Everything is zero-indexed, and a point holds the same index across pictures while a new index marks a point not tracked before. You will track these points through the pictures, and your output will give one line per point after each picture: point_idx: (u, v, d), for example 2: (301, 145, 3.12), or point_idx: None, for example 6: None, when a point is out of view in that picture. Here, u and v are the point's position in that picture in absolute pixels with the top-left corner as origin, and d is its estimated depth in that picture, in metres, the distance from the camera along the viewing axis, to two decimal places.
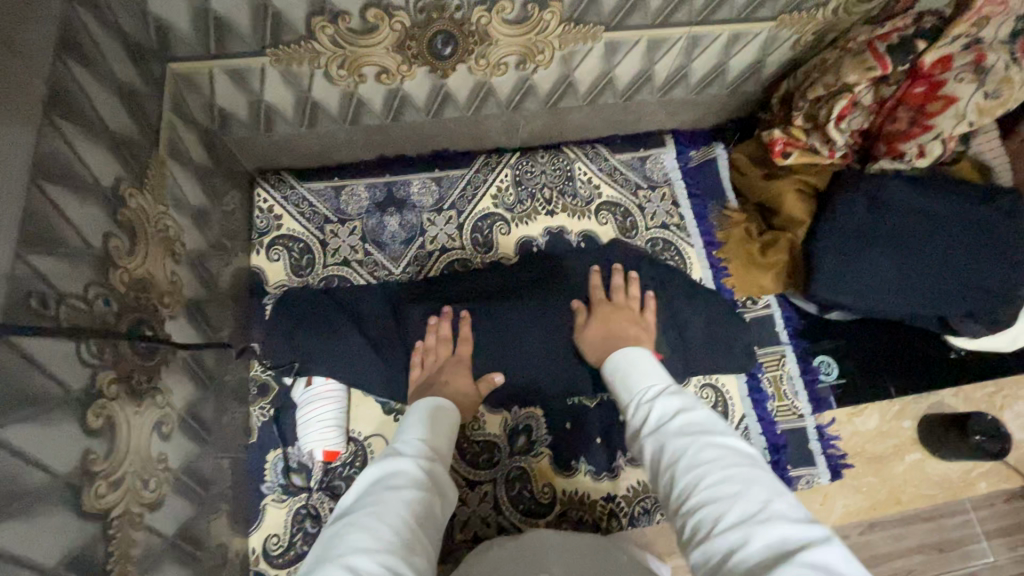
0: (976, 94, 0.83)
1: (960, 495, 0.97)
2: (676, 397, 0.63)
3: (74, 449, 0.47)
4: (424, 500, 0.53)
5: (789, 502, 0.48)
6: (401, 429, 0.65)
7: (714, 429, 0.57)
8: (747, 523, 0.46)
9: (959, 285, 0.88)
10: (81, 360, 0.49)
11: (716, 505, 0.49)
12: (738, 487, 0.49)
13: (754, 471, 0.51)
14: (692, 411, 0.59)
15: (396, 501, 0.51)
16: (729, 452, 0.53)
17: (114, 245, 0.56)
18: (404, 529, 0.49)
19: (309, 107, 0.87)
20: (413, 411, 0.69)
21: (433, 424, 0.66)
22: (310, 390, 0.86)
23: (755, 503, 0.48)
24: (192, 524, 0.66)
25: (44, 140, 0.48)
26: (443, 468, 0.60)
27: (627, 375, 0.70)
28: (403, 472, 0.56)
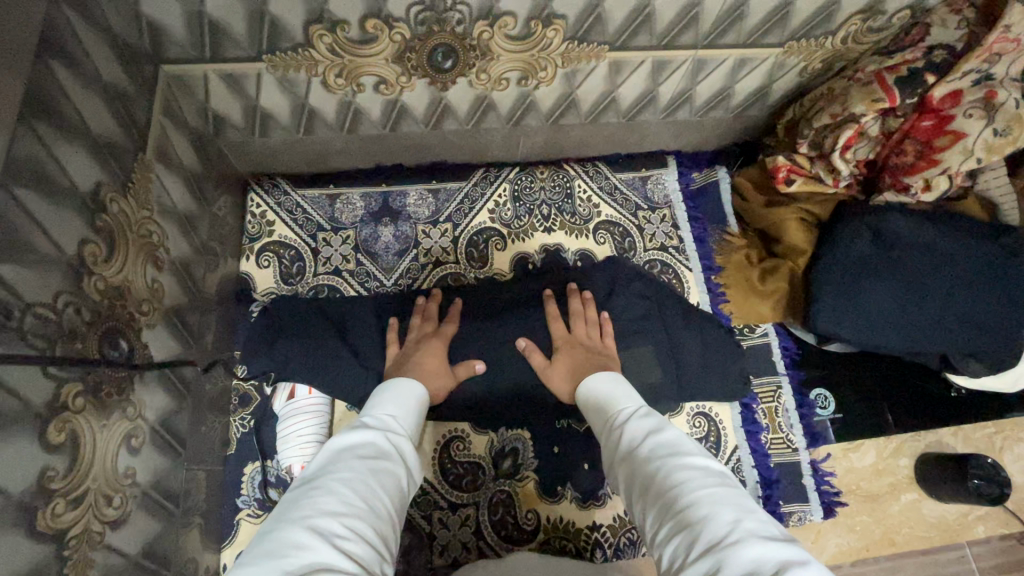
0: (986, 131, 0.80)
1: (956, 538, 0.94)
2: (647, 418, 0.63)
3: (31, 467, 0.45)
4: (391, 468, 0.55)
5: (761, 521, 0.47)
6: (375, 406, 0.67)
7: (686, 447, 0.57)
8: (717, 546, 0.44)
9: (962, 323, 0.87)
10: (45, 373, 0.47)
11: (688, 527, 0.48)
12: (708, 508, 0.48)
13: (725, 491, 0.50)
14: (662, 429, 0.60)
15: (366, 471, 0.53)
16: (700, 472, 0.53)
17: (91, 253, 0.55)
18: (373, 496, 0.51)
19: (305, 114, 0.85)
20: (386, 389, 0.71)
21: (405, 404, 0.68)
22: (292, 403, 0.83)
23: (726, 524, 0.46)
24: (160, 540, 0.64)
25: (18, 143, 0.46)
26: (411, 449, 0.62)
27: (601, 399, 0.71)
28: (374, 444, 0.57)
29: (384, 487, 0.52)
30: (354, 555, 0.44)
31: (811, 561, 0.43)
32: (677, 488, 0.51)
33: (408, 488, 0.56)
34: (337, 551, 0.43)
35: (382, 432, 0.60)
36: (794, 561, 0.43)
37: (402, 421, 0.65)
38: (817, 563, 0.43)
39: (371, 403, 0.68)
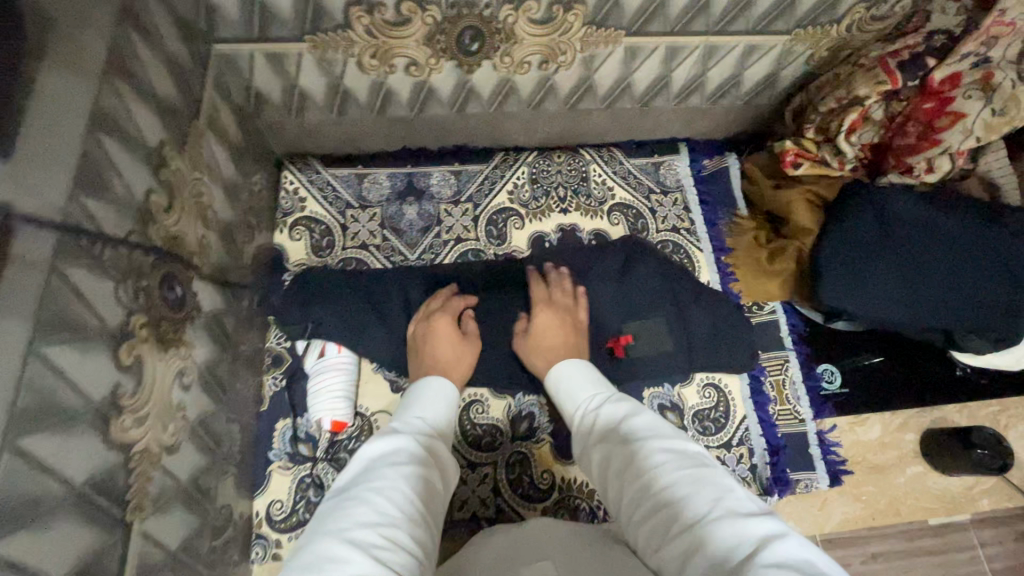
0: (984, 111, 0.84)
1: (961, 510, 0.96)
2: (622, 407, 0.68)
3: (107, 380, 0.51)
4: (423, 477, 0.59)
5: (738, 498, 0.52)
6: (406, 410, 0.71)
7: (664, 432, 0.62)
8: (701, 525, 0.50)
9: (965, 300, 0.90)
10: (119, 300, 0.53)
11: (671, 507, 0.53)
12: (688, 488, 0.54)
13: (703, 471, 0.55)
14: (641, 418, 0.64)
15: (394, 477, 0.57)
16: (681, 457, 0.58)
17: (155, 201, 0.60)
18: (403, 500, 0.55)
19: (340, 95, 0.91)
20: (422, 389, 0.75)
21: (437, 406, 0.72)
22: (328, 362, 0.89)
23: (706, 503, 0.52)
24: (203, 475, 0.69)
25: (104, 96, 0.53)
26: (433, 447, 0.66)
27: (573, 387, 0.75)
28: (400, 449, 0.61)
29: (415, 493, 0.56)
30: (393, 561, 0.48)
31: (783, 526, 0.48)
32: (658, 471, 0.57)
33: (435, 489, 0.60)
34: (373, 557, 0.47)
35: (405, 433, 0.64)
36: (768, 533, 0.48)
37: (422, 421, 0.68)
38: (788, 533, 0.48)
39: (404, 406, 0.72)
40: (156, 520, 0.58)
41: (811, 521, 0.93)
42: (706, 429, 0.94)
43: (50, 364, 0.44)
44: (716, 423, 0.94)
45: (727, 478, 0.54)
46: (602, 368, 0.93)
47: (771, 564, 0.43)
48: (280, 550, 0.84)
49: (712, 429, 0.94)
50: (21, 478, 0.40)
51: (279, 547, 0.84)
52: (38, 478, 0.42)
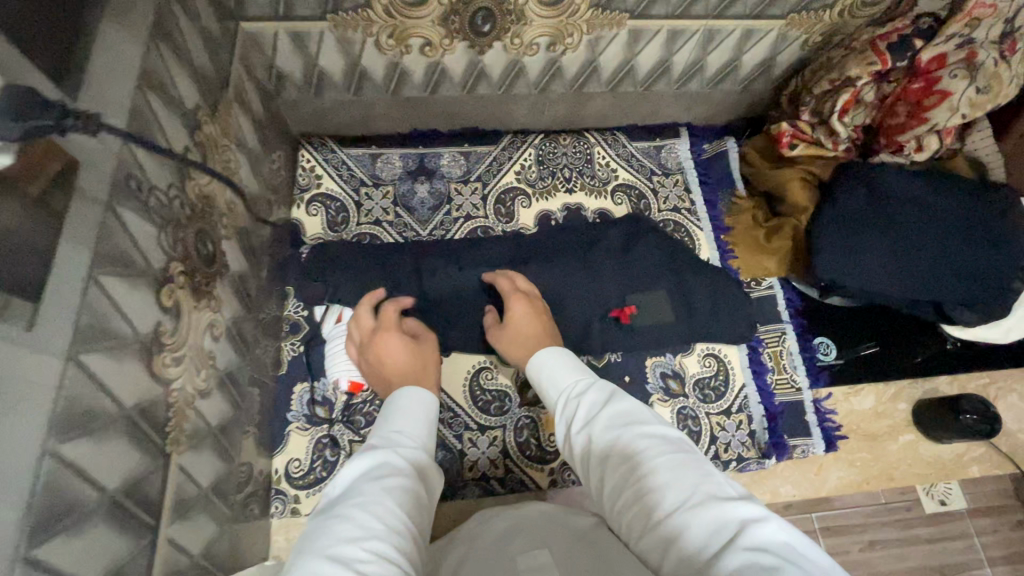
0: (969, 89, 0.89)
1: (951, 476, 1.00)
2: (601, 391, 0.65)
3: (151, 318, 0.55)
4: (408, 493, 0.55)
5: (719, 480, 0.52)
6: (384, 416, 0.66)
7: (645, 417, 0.60)
8: (685, 513, 0.49)
9: (954, 273, 0.94)
10: (160, 246, 0.57)
11: (654, 495, 0.51)
12: (671, 475, 0.52)
13: (686, 457, 0.54)
14: (621, 402, 0.62)
15: (377, 492, 0.53)
16: (661, 441, 0.56)
17: (191, 159, 0.65)
18: (389, 514, 0.51)
19: (357, 74, 0.96)
20: (399, 393, 0.70)
21: (422, 413, 0.67)
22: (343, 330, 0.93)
23: (689, 489, 0.50)
24: (229, 425, 0.73)
25: (150, 56, 0.57)
26: (415, 454, 0.61)
27: (551, 371, 0.72)
28: (382, 462, 0.57)
29: (400, 507, 0.52)
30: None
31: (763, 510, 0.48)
32: (641, 458, 0.55)
33: (418, 500, 0.56)
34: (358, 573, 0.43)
35: (385, 446, 0.60)
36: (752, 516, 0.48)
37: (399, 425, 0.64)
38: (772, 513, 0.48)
39: (382, 414, 0.67)
40: (190, 456, 0.61)
41: (808, 485, 0.96)
42: (707, 396, 0.97)
43: (107, 293, 0.47)
44: (716, 391, 0.97)
45: (707, 461, 0.53)
46: (607, 336, 0.97)
47: (757, 553, 0.43)
48: (299, 506, 0.87)
49: (713, 396, 0.97)
50: (84, 390, 0.44)
51: (297, 502, 0.87)
52: (95, 394, 0.45)
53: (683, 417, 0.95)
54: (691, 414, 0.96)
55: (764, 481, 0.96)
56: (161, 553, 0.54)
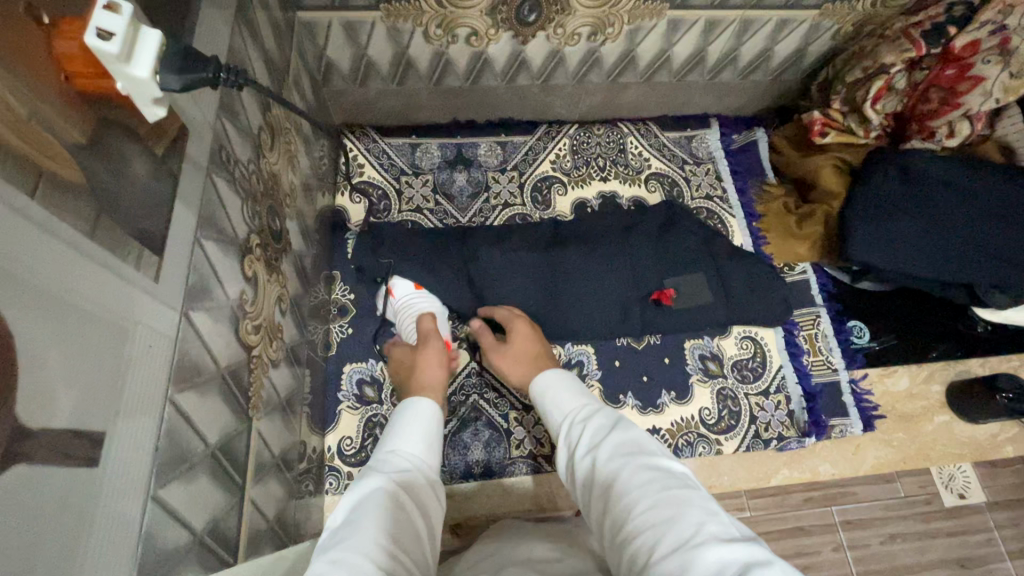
0: (1003, 74, 0.90)
1: (987, 456, 1.01)
2: (605, 420, 0.66)
3: (237, 285, 0.57)
4: (405, 521, 0.52)
5: (722, 523, 0.49)
6: (388, 435, 0.65)
7: (647, 449, 0.59)
8: (684, 549, 0.46)
9: (986, 255, 0.96)
10: (243, 217, 0.59)
11: (656, 528, 0.49)
12: (671, 509, 0.51)
13: (689, 495, 0.52)
14: (622, 432, 0.62)
15: (371, 515, 0.51)
16: (664, 477, 0.55)
17: (264, 138, 0.67)
18: (383, 544, 0.48)
19: (403, 64, 0.99)
20: (406, 409, 0.68)
21: (423, 429, 0.65)
22: (392, 301, 0.95)
23: (689, 528, 0.48)
24: (291, 397, 0.75)
25: (235, 36, 0.59)
26: (420, 480, 0.60)
27: (555, 395, 0.73)
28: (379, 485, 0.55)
29: (392, 535, 0.50)
30: None
31: (770, 555, 0.45)
32: (640, 490, 0.54)
33: (417, 529, 0.54)
34: None
35: (385, 471, 0.58)
36: (755, 562, 0.45)
37: (410, 448, 0.63)
38: (777, 560, 0.45)
39: (385, 433, 0.66)
40: (265, 423, 0.63)
41: (846, 465, 0.97)
42: (745, 377, 0.99)
43: (207, 256, 0.50)
44: (754, 372, 0.99)
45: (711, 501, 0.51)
46: (648, 317, 0.99)
47: None
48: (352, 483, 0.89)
49: (751, 377, 0.99)
50: (192, 345, 0.46)
51: (350, 479, 0.89)
52: (199, 351, 0.47)
53: (723, 398, 0.97)
54: (731, 395, 0.97)
55: (804, 460, 0.97)
56: (246, 512, 0.56)
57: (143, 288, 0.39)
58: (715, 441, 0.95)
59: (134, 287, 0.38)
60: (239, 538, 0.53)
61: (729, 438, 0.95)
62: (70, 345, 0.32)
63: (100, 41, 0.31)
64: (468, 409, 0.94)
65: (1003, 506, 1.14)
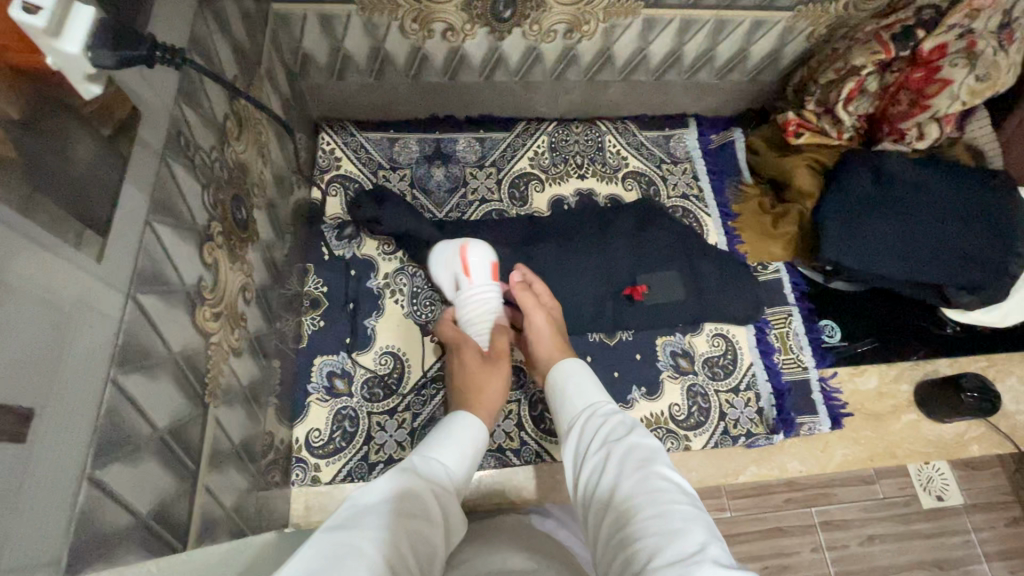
0: (969, 78, 0.92)
1: (953, 455, 1.01)
2: (625, 423, 0.66)
3: (195, 271, 0.57)
4: (423, 520, 0.52)
5: (725, 549, 0.48)
6: (426, 444, 0.65)
7: (662, 461, 0.59)
8: (682, 559, 0.46)
9: (954, 256, 0.98)
10: (204, 204, 0.59)
11: (656, 535, 0.49)
12: (676, 521, 0.50)
13: (696, 513, 0.52)
14: (639, 438, 0.62)
15: (385, 502, 0.51)
16: (674, 491, 0.54)
17: (229, 126, 0.67)
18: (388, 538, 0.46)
19: (380, 57, 0.99)
20: (447, 426, 0.69)
21: (459, 449, 0.66)
22: (467, 280, 0.89)
23: (690, 542, 0.48)
24: (256, 387, 0.74)
25: (197, 23, 0.59)
26: (448, 491, 0.59)
27: (578, 387, 0.75)
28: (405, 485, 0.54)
29: (405, 534, 0.48)
30: None
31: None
32: (648, 496, 0.54)
33: (433, 535, 0.52)
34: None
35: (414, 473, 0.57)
36: None
37: (445, 462, 0.63)
38: None
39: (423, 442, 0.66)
40: (224, 411, 0.63)
41: (814, 462, 0.98)
42: (716, 374, 1.00)
43: (160, 240, 0.50)
44: (725, 369, 1.00)
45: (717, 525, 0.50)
46: (621, 313, 0.99)
47: None
48: (319, 475, 0.88)
49: (722, 374, 1.00)
50: (141, 328, 0.46)
51: (317, 471, 0.89)
52: (148, 334, 0.47)
53: (693, 394, 0.98)
54: (700, 392, 0.98)
55: (772, 457, 0.97)
56: (199, 498, 0.55)
57: (86, 269, 0.39)
58: (684, 437, 0.95)
59: (89, 274, 0.39)
60: (190, 524, 0.53)
61: (698, 434, 0.96)
62: (12, 320, 0.33)
63: (28, 16, 0.32)
64: (439, 402, 0.94)
65: (978, 508, 1.16)
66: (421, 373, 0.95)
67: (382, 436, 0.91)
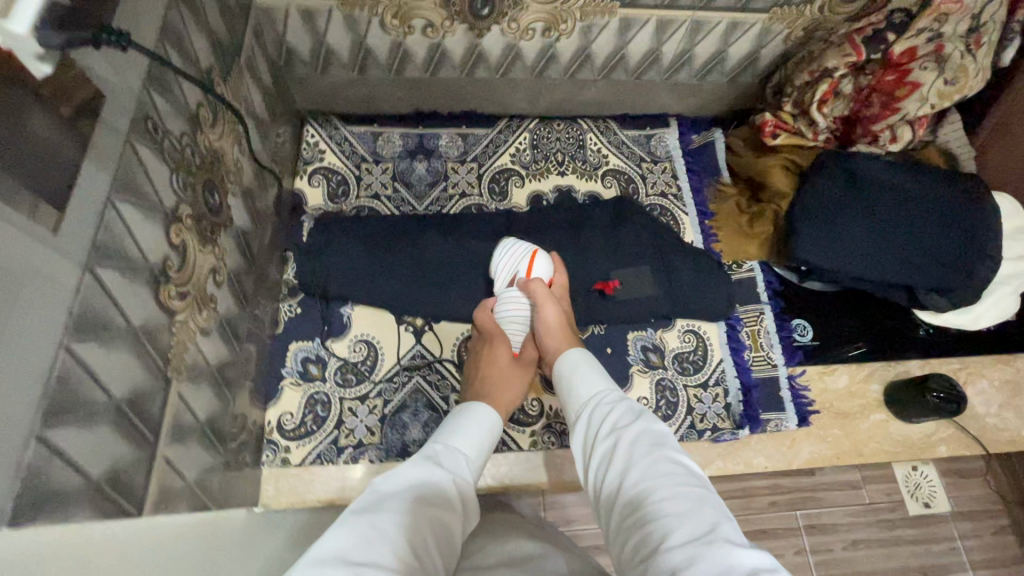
0: (937, 81, 0.95)
1: (920, 454, 1.02)
2: (631, 406, 0.68)
3: (159, 250, 0.59)
4: (442, 506, 0.56)
5: (733, 527, 0.52)
6: (444, 431, 0.69)
7: (671, 444, 0.62)
8: (694, 541, 0.49)
9: (924, 257, 0.99)
10: (172, 187, 0.62)
11: (669, 518, 0.52)
12: (688, 504, 0.53)
13: (705, 492, 0.55)
14: (648, 423, 0.64)
15: (405, 490, 0.55)
16: (684, 473, 0.57)
17: (203, 114, 0.70)
18: (408, 530, 0.51)
19: (362, 52, 1.01)
20: (466, 412, 0.72)
21: (476, 431, 0.69)
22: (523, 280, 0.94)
23: (701, 523, 0.51)
24: (226, 368, 0.77)
25: (170, 13, 0.62)
26: (469, 478, 0.63)
27: (585, 372, 0.76)
28: (427, 476, 0.58)
29: (424, 525, 0.53)
30: None
31: (775, 567, 0.48)
32: (658, 480, 0.56)
33: (454, 521, 0.57)
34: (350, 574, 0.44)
35: (435, 461, 0.61)
36: (762, 568, 0.47)
37: (466, 449, 0.66)
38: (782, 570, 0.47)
39: (444, 427, 0.70)
40: (189, 388, 0.65)
41: (780, 458, 0.98)
42: (685, 369, 1.01)
43: (121, 218, 0.52)
44: (694, 365, 1.01)
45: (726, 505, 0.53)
46: (593, 308, 1.01)
47: None
48: (289, 456, 0.91)
49: (691, 369, 1.01)
50: (98, 301, 0.48)
51: (287, 453, 0.91)
52: (104, 306, 0.49)
53: (661, 388, 0.99)
54: (669, 385, 1.00)
55: (738, 453, 0.98)
56: (158, 469, 0.57)
57: (41, 241, 0.42)
58: None
59: (42, 244, 0.42)
60: (146, 492, 0.55)
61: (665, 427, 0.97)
62: None
63: None
64: (411, 390, 0.96)
65: (964, 516, 1.20)
66: (394, 362, 0.98)
67: (353, 420, 0.94)
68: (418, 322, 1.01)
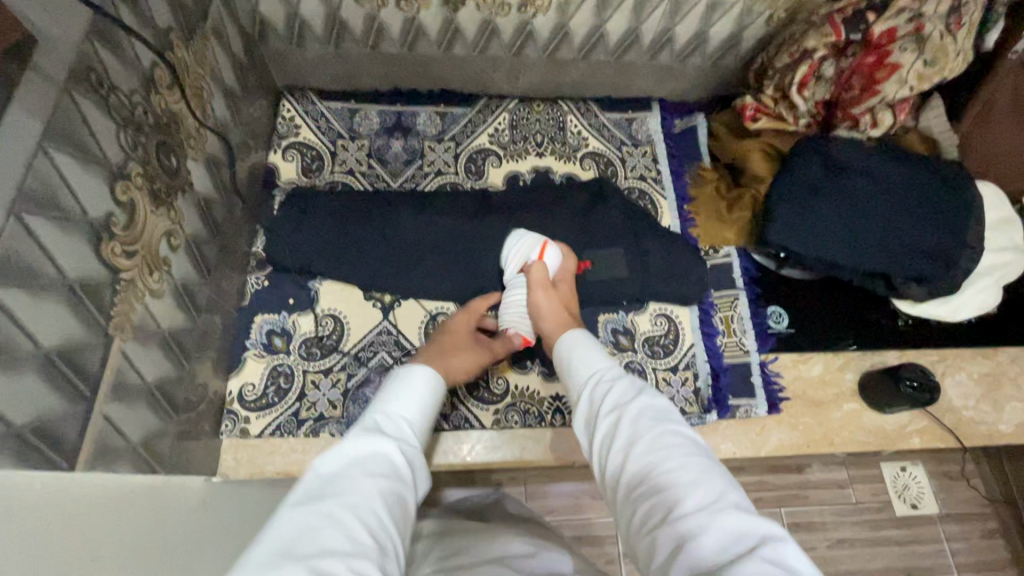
0: (917, 62, 0.94)
1: (893, 445, 1.00)
2: (632, 379, 0.66)
3: (103, 206, 0.58)
4: (398, 484, 0.54)
5: (738, 493, 0.52)
6: (385, 398, 0.66)
7: (675, 416, 0.61)
8: (705, 510, 0.50)
9: (902, 245, 0.97)
10: (119, 143, 0.61)
11: (679, 488, 0.52)
12: (695, 475, 0.53)
13: (711, 462, 0.55)
14: (651, 396, 0.63)
15: (353, 470, 0.52)
16: (690, 444, 0.57)
17: (159, 74, 0.69)
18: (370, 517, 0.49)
19: (337, 24, 1.01)
20: (403, 375, 0.69)
21: (419, 395, 0.67)
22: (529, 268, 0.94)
23: (710, 493, 0.51)
24: (183, 334, 0.76)
25: None
26: (417, 445, 0.61)
27: (583, 350, 0.74)
28: (376, 455, 0.55)
29: (385, 507, 0.51)
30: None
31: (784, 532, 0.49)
32: (664, 453, 0.55)
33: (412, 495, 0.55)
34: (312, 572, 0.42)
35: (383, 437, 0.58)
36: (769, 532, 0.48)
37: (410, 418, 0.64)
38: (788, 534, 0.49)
39: (384, 395, 0.67)
40: (136, 347, 0.65)
41: (748, 444, 0.97)
42: (655, 352, 1.00)
43: (56, 167, 0.51)
44: (665, 348, 1.01)
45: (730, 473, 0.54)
46: None
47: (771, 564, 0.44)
48: (248, 427, 0.90)
49: (661, 353, 1.00)
50: (25, 246, 0.48)
51: (247, 423, 0.90)
52: (32, 252, 0.49)
53: (630, 370, 0.98)
54: (638, 368, 0.99)
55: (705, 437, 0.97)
56: (96, 426, 0.57)
57: None
58: None
59: None
60: (84, 447, 0.54)
61: None
62: None
63: None
64: (376, 364, 0.96)
65: (954, 518, 1.19)
66: (361, 337, 0.97)
67: (316, 394, 0.93)
68: (387, 298, 1.00)
